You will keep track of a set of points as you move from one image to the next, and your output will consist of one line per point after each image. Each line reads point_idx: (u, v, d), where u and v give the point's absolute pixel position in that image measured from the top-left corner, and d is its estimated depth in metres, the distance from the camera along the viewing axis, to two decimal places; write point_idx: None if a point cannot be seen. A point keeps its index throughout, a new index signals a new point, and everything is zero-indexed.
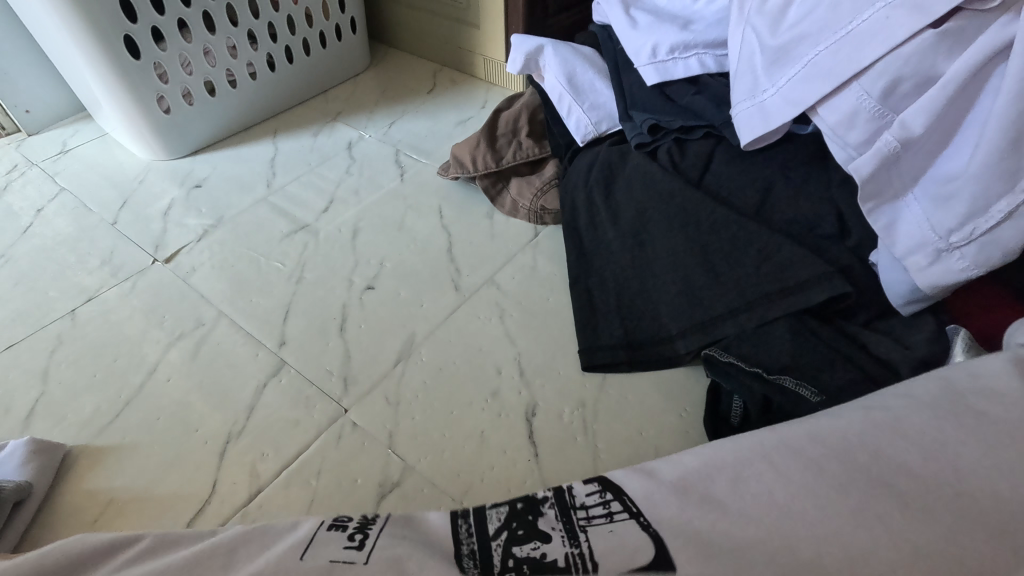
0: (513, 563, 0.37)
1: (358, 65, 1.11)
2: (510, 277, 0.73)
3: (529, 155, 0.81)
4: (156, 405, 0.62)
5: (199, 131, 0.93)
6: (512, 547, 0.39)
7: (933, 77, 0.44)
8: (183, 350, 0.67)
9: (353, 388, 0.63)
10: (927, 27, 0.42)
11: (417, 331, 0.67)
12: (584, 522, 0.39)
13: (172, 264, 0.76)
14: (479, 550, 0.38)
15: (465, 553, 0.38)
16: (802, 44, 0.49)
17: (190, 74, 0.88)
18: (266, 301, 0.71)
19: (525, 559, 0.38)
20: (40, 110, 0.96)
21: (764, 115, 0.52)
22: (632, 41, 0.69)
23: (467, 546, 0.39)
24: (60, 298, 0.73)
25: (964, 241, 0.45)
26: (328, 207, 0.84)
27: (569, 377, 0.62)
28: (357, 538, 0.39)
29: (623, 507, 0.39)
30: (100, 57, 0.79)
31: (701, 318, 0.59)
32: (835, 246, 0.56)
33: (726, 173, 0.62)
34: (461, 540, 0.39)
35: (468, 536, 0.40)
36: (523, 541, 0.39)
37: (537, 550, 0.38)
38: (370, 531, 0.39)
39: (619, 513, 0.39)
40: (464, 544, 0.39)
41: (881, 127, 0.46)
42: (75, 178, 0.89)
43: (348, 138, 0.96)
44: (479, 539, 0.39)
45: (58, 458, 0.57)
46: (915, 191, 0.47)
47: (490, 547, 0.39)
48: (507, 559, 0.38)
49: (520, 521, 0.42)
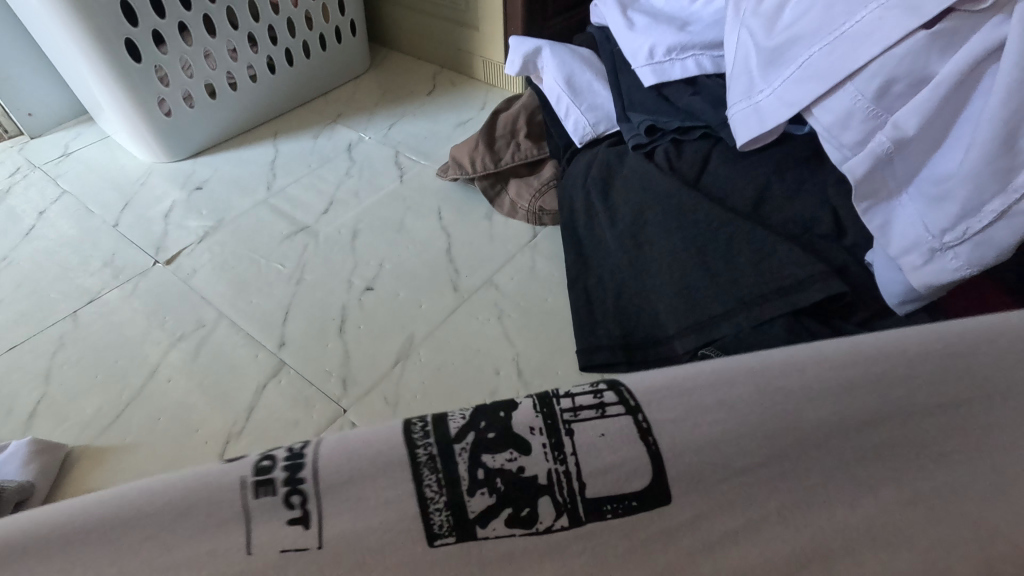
0: (483, 476, 0.29)
1: (358, 68, 1.12)
2: (509, 278, 0.73)
3: (528, 156, 0.81)
4: (156, 406, 0.62)
5: (200, 133, 0.93)
6: (479, 455, 0.29)
7: (927, 78, 0.44)
8: (184, 351, 0.67)
9: (353, 388, 0.63)
10: (920, 28, 0.42)
11: (416, 332, 0.68)
12: (570, 419, 0.30)
13: (174, 266, 0.77)
14: (437, 457, 0.29)
15: (419, 461, 0.28)
16: (797, 45, 0.49)
17: (190, 77, 0.89)
18: (266, 302, 0.72)
19: (496, 472, 0.29)
20: (42, 114, 0.97)
21: (760, 116, 0.52)
22: (629, 42, 0.70)
23: None
24: (62, 300, 0.73)
25: (958, 242, 0.45)
26: (328, 209, 0.84)
27: (567, 377, 0.63)
28: (297, 504, 0.27)
29: (618, 398, 0.30)
30: (101, 60, 0.80)
31: (698, 318, 0.59)
32: (831, 246, 0.56)
33: (723, 172, 0.62)
34: (410, 441, 0.29)
35: None
36: (494, 449, 0.29)
37: (513, 462, 0.29)
38: (310, 490, 0.28)
39: (613, 405, 0.30)
40: (416, 448, 0.29)
41: (876, 127, 0.46)
42: (77, 180, 0.90)
43: (348, 140, 0.97)
44: None
45: (61, 458, 0.58)
46: (909, 190, 0.47)
47: (438, 451, 0.31)
48: (475, 471, 0.29)
49: (487, 420, 0.30)
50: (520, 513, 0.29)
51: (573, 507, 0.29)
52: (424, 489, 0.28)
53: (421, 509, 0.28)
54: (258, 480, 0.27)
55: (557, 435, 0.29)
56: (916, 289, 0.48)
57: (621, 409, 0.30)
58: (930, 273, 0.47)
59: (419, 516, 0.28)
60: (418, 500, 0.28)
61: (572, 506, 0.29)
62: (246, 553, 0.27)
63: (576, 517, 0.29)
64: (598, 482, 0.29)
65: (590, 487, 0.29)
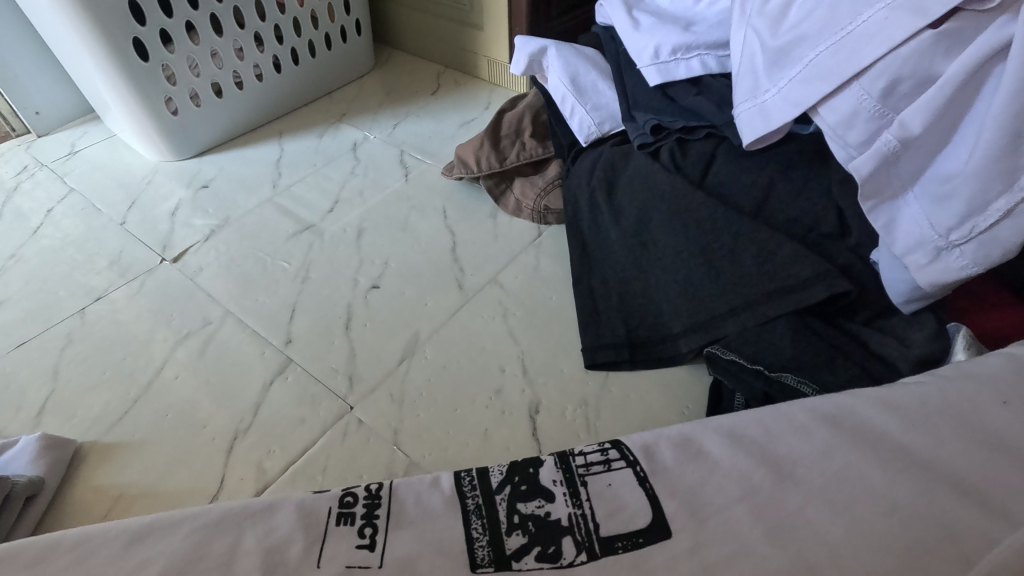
0: (518, 519, 0.39)
1: (363, 67, 1.12)
2: (514, 277, 0.74)
3: (533, 156, 0.81)
4: (163, 403, 0.63)
5: (206, 132, 0.94)
6: (516, 504, 0.40)
7: (932, 78, 0.44)
8: (190, 348, 0.68)
9: (359, 385, 0.63)
10: (926, 28, 0.43)
11: (421, 330, 0.68)
12: (584, 472, 0.42)
13: (180, 264, 0.77)
14: (484, 505, 0.40)
15: (470, 508, 0.40)
16: (802, 46, 0.49)
17: (197, 76, 0.89)
18: (272, 300, 0.72)
19: (529, 516, 0.39)
20: (49, 112, 0.97)
21: (765, 116, 0.53)
22: (634, 42, 0.70)
23: (471, 500, 0.40)
24: (69, 298, 0.74)
25: (964, 241, 0.45)
26: (333, 208, 0.85)
27: (572, 375, 0.63)
28: (367, 534, 0.37)
29: (621, 456, 0.42)
30: (109, 59, 0.80)
31: (702, 317, 0.59)
32: (836, 245, 0.57)
33: (728, 171, 0.62)
34: (465, 493, 0.41)
35: (472, 489, 0.41)
36: (528, 498, 0.41)
37: (542, 508, 0.40)
38: (379, 524, 0.38)
39: (617, 460, 0.42)
40: (468, 498, 0.40)
41: (880, 127, 0.47)
42: (84, 179, 0.91)
43: (353, 139, 0.97)
44: (483, 493, 0.41)
45: (70, 454, 0.58)
46: (914, 190, 0.47)
47: (494, 501, 0.40)
48: (512, 516, 0.39)
49: (521, 475, 0.43)
50: (548, 549, 0.37)
51: (592, 544, 0.37)
52: (473, 531, 0.38)
53: (469, 544, 0.37)
54: (341, 512, 0.39)
55: (574, 487, 0.41)
56: (921, 287, 0.48)
57: (623, 464, 0.41)
58: (936, 270, 0.47)
59: (467, 549, 0.37)
60: (468, 540, 0.37)
61: (590, 543, 0.37)
62: (317, 566, 0.36)
63: (593, 552, 0.36)
64: (611, 522, 0.38)
65: (603, 526, 0.37)
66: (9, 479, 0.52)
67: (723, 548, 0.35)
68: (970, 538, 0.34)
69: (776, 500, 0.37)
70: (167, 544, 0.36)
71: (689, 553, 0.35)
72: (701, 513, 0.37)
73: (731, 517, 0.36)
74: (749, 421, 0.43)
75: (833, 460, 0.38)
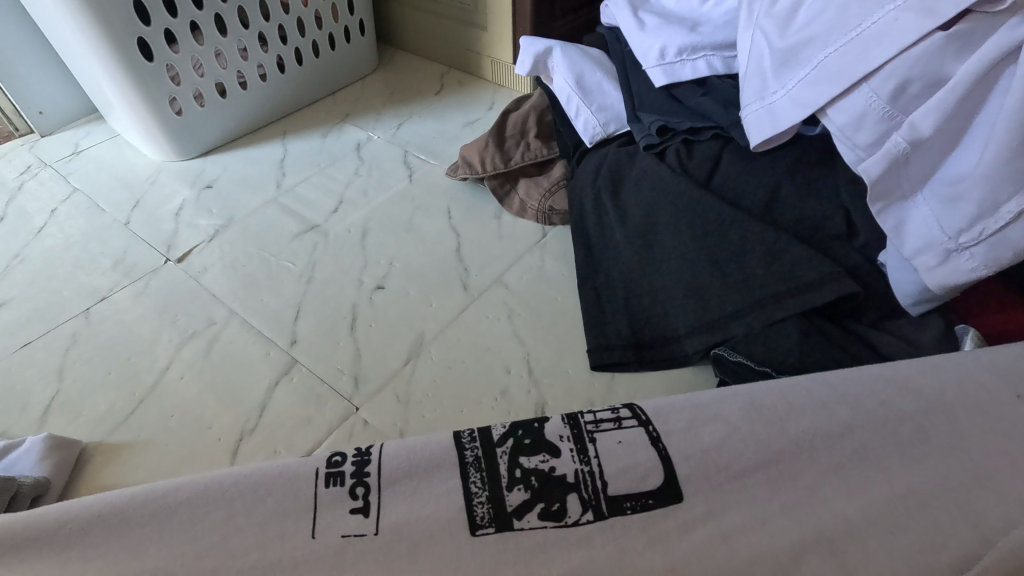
0: (520, 474, 0.39)
1: (366, 67, 1.12)
2: (519, 277, 0.74)
3: (538, 156, 0.81)
4: (168, 404, 0.63)
5: (210, 131, 0.94)
6: (518, 457, 0.41)
7: (942, 80, 0.44)
8: (195, 348, 0.67)
9: (364, 386, 0.63)
10: (936, 29, 0.43)
11: (426, 330, 0.68)
12: (591, 429, 0.41)
13: (184, 264, 0.77)
14: (484, 459, 0.40)
15: (470, 463, 0.40)
16: (811, 47, 0.49)
17: (201, 76, 0.89)
18: (276, 300, 0.72)
19: (531, 471, 0.40)
20: (52, 111, 0.97)
21: (773, 117, 0.53)
22: (640, 43, 0.70)
23: (472, 453, 0.40)
24: (74, 298, 0.74)
25: (975, 243, 0.45)
26: (337, 208, 0.85)
27: (578, 376, 0.63)
28: (359, 495, 0.38)
29: (632, 415, 0.42)
30: (113, 59, 0.80)
31: (710, 317, 0.59)
32: (843, 246, 0.57)
33: (734, 172, 0.62)
34: (464, 445, 0.41)
35: (473, 442, 0.41)
36: (531, 452, 0.41)
37: (545, 463, 0.40)
38: (370, 484, 0.39)
39: (628, 420, 0.42)
40: (468, 450, 0.40)
41: (890, 128, 0.46)
42: (87, 179, 0.90)
43: (357, 139, 0.97)
44: (485, 447, 0.41)
45: (75, 454, 0.58)
46: (923, 191, 0.47)
47: (496, 456, 0.40)
48: (515, 471, 0.40)
49: (525, 429, 0.42)
50: (551, 506, 0.38)
51: (598, 504, 0.38)
52: (475, 488, 0.38)
53: (470, 502, 0.38)
54: (329, 472, 0.39)
55: (582, 443, 0.40)
56: (930, 289, 0.48)
57: (634, 423, 0.41)
58: (946, 273, 0.47)
59: (468, 508, 0.38)
60: (469, 499, 0.38)
61: (596, 503, 0.38)
62: (311, 536, 0.37)
63: (599, 512, 0.37)
64: (618, 483, 0.38)
65: (610, 486, 0.38)
66: (16, 479, 0.51)
67: (736, 548, 0.35)
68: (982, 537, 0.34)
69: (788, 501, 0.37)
70: (177, 543, 0.37)
71: (701, 553, 0.35)
72: (713, 513, 0.37)
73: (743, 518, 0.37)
74: None
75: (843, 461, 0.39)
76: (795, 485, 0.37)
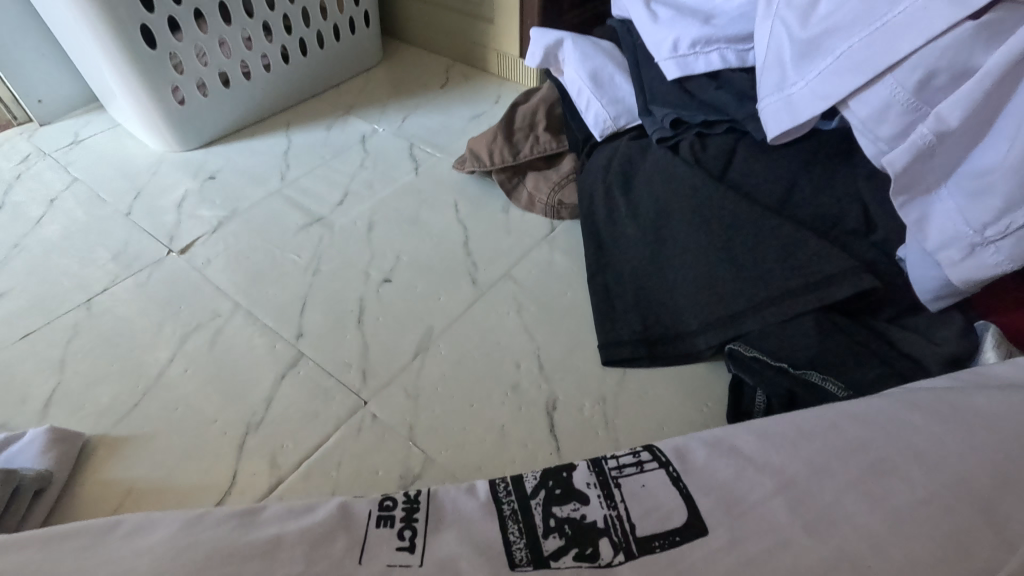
0: (554, 523, 0.39)
1: (371, 59, 1.10)
2: (528, 272, 0.73)
3: (546, 150, 0.80)
4: (172, 396, 0.61)
5: (213, 122, 0.93)
6: (552, 507, 0.41)
7: (968, 71, 0.43)
8: (199, 341, 0.66)
9: (372, 380, 0.62)
10: (965, 20, 0.42)
11: (435, 324, 0.67)
12: (617, 474, 0.42)
13: (187, 255, 0.76)
14: (520, 511, 0.40)
15: (506, 513, 0.40)
16: (833, 38, 0.49)
17: (205, 65, 0.88)
18: (282, 292, 0.71)
19: (565, 520, 0.40)
20: (51, 100, 0.96)
21: (792, 109, 0.52)
22: (653, 35, 0.69)
23: (507, 505, 0.41)
24: (74, 289, 0.72)
25: (1001, 237, 0.44)
26: (342, 200, 0.84)
27: (589, 371, 0.62)
28: (407, 536, 0.38)
29: (653, 457, 0.43)
30: (115, 46, 0.79)
31: (723, 312, 0.59)
32: (860, 241, 0.56)
33: (750, 166, 0.62)
34: (501, 499, 0.42)
35: (507, 495, 0.42)
36: (563, 501, 0.41)
37: (577, 511, 0.40)
38: (418, 527, 0.39)
39: (650, 462, 0.42)
40: (504, 503, 0.41)
41: (913, 120, 0.46)
42: (88, 169, 0.89)
43: (362, 132, 0.96)
44: (519, 498, 0.42)
45: (77, 447, 0.57)
46: (947, 185, 0.47)
47: (530, 506, 0.41)
48: (548, 519, 0.40)
49: (554, 479, 0.44)
50: (585, 550, 0.37)
51: (629, 545, 0.37)
52: (511, 536, 0.38)
53: (507, 548, 0.37)
54: (381, 515, 0.40)
55: (608, 488, 0.41)
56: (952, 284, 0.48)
57: (656, 465, 0.42)
58: (972, 265, 0.46)
59: (506, 552, 0.37)
60: (506, 543, 0.38)
61: (627, 544, 0.37)
62: (357, 562, 0.37)
63: (631, 552, 0.36)
64: (647, 523, 0.38)
65: (639, 527, 0.38)
66: (17, 472, 0.50)
67: (761, 547, 0.35)
68: (1010, 528, 0.34)
69: (815, 495, 0.36)
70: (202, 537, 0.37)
71: (727, 553, 0.35)
72: (736, 519, 0.36)
73: (769, 512, 0.36)
74: (782, 422, 0.42)
75: (868, 454, 0.38)
76: (821, 488, 0.37)
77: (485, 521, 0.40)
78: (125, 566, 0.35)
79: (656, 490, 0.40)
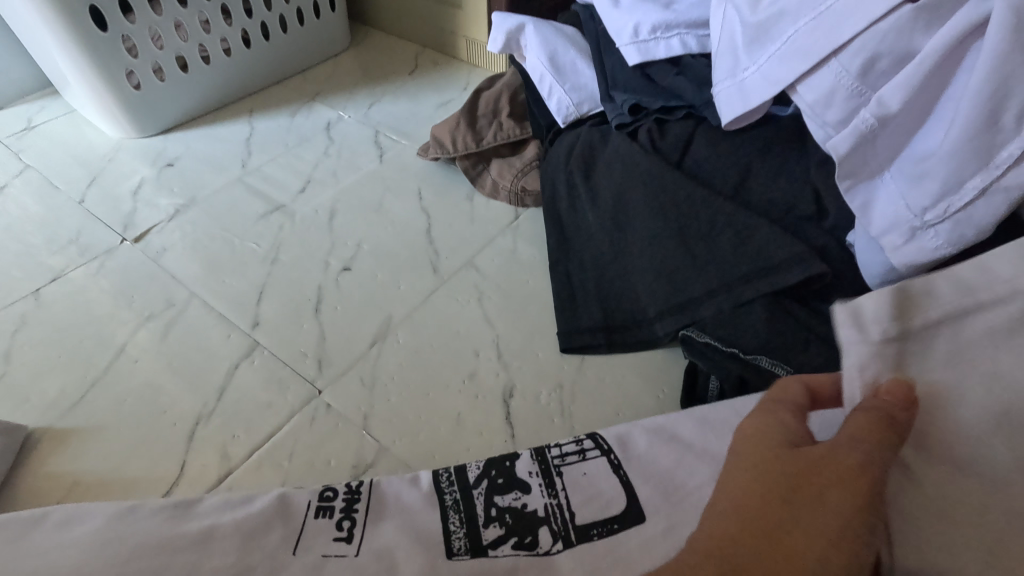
0: (495, 512, 0.39)
1: (338, 45, 1.08)
2: (491, 260, 0.72)
3: (510, 136, 0.79)
4: (123, 387, 0.60)
5: (172, 108, 0.90)
6: (494, 496, 0.40)
7: (911, 55, 0.44)
8: (153, 330, 0.65)
9: (328, 369, 0.62)
10: (904, 3, 0.42)
11: (393, 313, 0.66)
12: (559, 463, 0.42)
13: (142, 244, 0.74)
14: (462, 501, 0.40)
15: (448, 504, 0.40)
16: (782, 23, 0.49)
17: (161, 48, 0.85)
18: (239, 281, 0.70)
19: (506, 509, 0.40)
20: (3, 85, 0.93)
21: (744, 94, 0.52)
22: (614, 21, 0.69)
23: (449, 496, 0.40)
24: (24, 279, 0.70)
25: (940, 220, 0.44)
26: (305, 187, 0.82)
27: (547, 360, 0.62)
28: (345, 527, 0.38)
29: (595, 445, 0.42)
30: (64, 28, 0.76)
31: (679, 299, 0.59)
32: (812, 228, 0.56)
33: (707, 152, 0.62)
34: (443, 489, 0.41)
35: (449, 484, 0.41)
36: (505, 490, 0.41)
37: (519, 500, 0.40)
38: (357, 518, 0.39)
39: (592, 450, 0.42)
40: (446, 494, 0.40)
41: (858, 105, 0.46)
42: (41, 156, 0.86)
43: (327, 119, 0.94)
44: (461, 488, 0.41)
45: (21, 440, 0.55)
46: (891, 169, 0.47)
47: (472, 496, 0.40)
48: (490, 509, 0.39)
49: (497, 468, 0.42)
50: (524, 539, 0.38)
51: (567, 533, 0.37)
52: (451, 525, 0.38)
53: (446, 536, 0.38)
54: (319, 505, 0.39)
55: (549, 477, 0.41)
56: (895, 269, 0.48)
57: (598, 454, 0.42)
58: (916, 250, 0.46)
59: (445, 541, 0.37)
60: (445, 532, 0.38)
61: (566, 532, 0.38)
62: (292, 553, 0.37)
63: (569, 540, 0.37)
64: (586, 510, 0.38)
65: (578, 515, 0.38)
66: None
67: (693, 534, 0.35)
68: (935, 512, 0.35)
69: None
70: (132, 530, 0.36)
71: (658, 540, 0.35)
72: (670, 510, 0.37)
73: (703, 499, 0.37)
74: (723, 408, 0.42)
75: None
76: None
77: (426, 509, 0.39)
78: (49, 560, 0.34)
79: (597, 479, 0.40)
